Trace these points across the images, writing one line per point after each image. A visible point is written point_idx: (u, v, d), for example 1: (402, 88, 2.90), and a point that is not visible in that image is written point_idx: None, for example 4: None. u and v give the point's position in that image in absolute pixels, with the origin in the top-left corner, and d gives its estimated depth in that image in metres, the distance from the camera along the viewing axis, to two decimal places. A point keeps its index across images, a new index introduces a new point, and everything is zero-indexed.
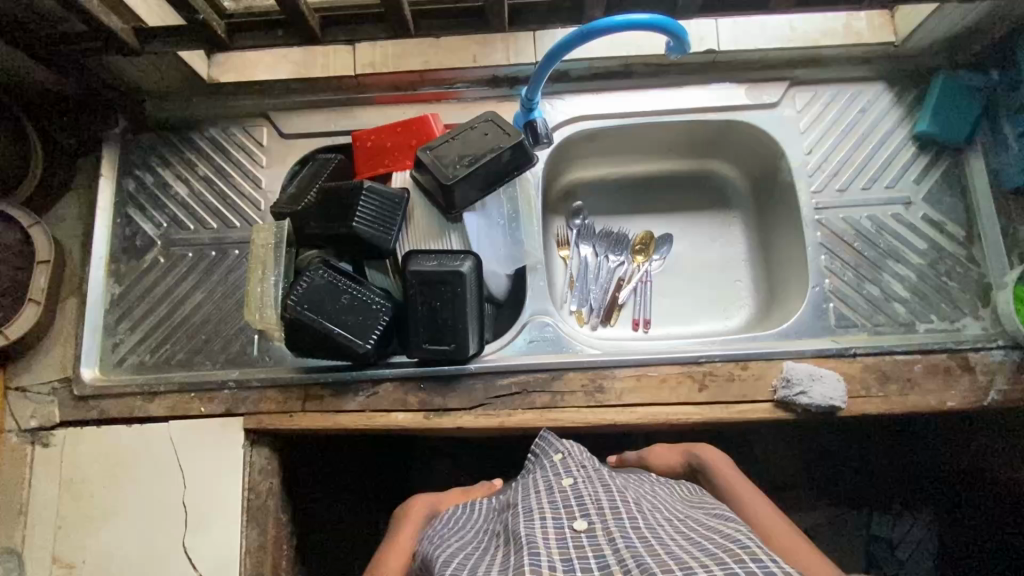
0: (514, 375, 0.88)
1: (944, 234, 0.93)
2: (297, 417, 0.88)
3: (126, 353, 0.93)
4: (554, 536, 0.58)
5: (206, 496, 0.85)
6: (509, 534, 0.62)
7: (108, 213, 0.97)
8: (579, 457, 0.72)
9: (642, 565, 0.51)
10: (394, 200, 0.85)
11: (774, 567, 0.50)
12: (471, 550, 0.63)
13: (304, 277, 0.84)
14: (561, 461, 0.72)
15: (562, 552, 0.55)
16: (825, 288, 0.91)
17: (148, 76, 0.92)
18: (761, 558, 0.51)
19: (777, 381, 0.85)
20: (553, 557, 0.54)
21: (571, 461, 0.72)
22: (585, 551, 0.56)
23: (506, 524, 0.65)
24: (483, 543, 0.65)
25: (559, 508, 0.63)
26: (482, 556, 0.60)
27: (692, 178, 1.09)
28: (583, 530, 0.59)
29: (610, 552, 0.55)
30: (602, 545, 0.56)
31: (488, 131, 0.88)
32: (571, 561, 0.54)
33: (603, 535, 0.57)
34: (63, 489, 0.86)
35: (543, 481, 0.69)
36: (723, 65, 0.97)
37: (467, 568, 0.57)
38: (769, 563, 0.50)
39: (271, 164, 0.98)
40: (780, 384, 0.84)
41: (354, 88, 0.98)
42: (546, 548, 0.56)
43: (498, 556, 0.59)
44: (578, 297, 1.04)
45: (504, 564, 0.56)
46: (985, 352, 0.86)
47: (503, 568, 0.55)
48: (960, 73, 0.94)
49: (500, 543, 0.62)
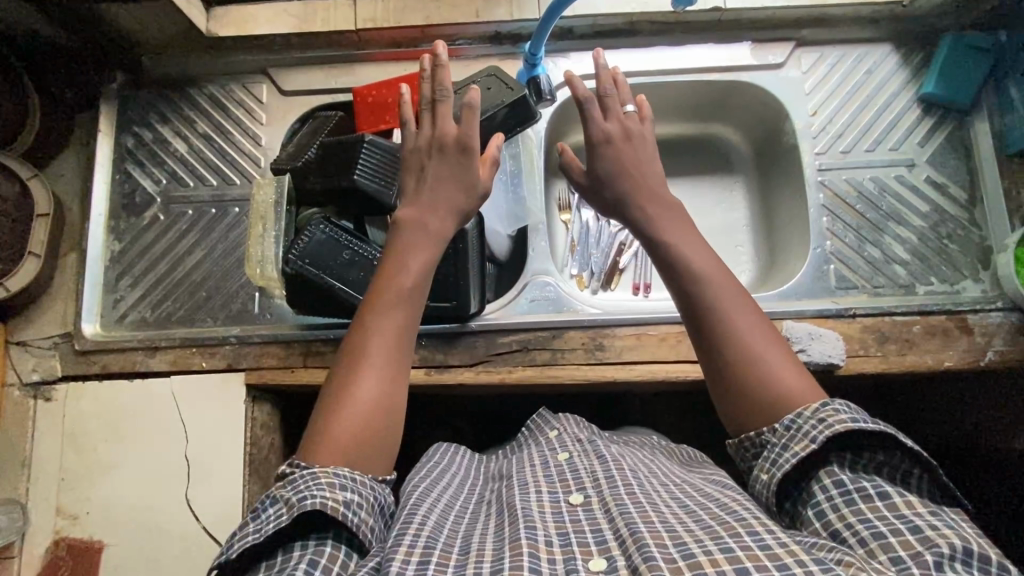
0: (516, 333, 0.88)
1: (946, 196, 0.92)
2: (298, 372, 0.88)
3: (126, 310, 0.93)
4: (550, 510, 0.59)
5: (208, 449, 0.85)
6: (501, 502, 0.62)
7: (106, 169, 0.96)
8: (572, 433, 0.74)
9: (635, 535, 0.51)
10: (396, 154, 0.85)
11: (770, 539, 0.49)
12: (462, 511, 0.63)
13: (305, 232, 0.83)
14: (557, 436, 0.74)
15: (558, 526, 0.56)
16: (826, 249, 0.92)
17: (145, 28, 0.90)
18: (758, 530, 0.50)
19: None
20: (549, 532, 0.55)
21: (566, 436, 0.73)
22: (582, 525, 0.56)
23: (498, 492, 0.66)
24: (474, 503, 0.66)
25: (554, 482, 0.63)
26: (474, 520, 0.61)
27: (695, 141, 1.08)
28: (579, 504, 0.59)
29: (607, 525, 0.54)
30: (598, 518, 0.56)
31: (490, 85, 0.87)
32: (568, 535, 0.54)
33: (598, 508, 0.57)
34: (67, 442, 0.87)
35: (539, 456, 0.70)
36: (728, 23, 0.95)
37: (460, 534, 0.58)
38: (767, 535, 0.49)
39: (270, 122, 0.98)
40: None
41: (354, 44, 0.97)
42: (541, 522, 0.56)
43: (489, 523, 0.59)
44: (579, 261, 1.05)
45: (498, 531, 0.57)
46: (984, 313, 0.86)
47: (496, 536, 0.56)
48: (968, 32, 0.92)
49: (492, 509, 0.62)
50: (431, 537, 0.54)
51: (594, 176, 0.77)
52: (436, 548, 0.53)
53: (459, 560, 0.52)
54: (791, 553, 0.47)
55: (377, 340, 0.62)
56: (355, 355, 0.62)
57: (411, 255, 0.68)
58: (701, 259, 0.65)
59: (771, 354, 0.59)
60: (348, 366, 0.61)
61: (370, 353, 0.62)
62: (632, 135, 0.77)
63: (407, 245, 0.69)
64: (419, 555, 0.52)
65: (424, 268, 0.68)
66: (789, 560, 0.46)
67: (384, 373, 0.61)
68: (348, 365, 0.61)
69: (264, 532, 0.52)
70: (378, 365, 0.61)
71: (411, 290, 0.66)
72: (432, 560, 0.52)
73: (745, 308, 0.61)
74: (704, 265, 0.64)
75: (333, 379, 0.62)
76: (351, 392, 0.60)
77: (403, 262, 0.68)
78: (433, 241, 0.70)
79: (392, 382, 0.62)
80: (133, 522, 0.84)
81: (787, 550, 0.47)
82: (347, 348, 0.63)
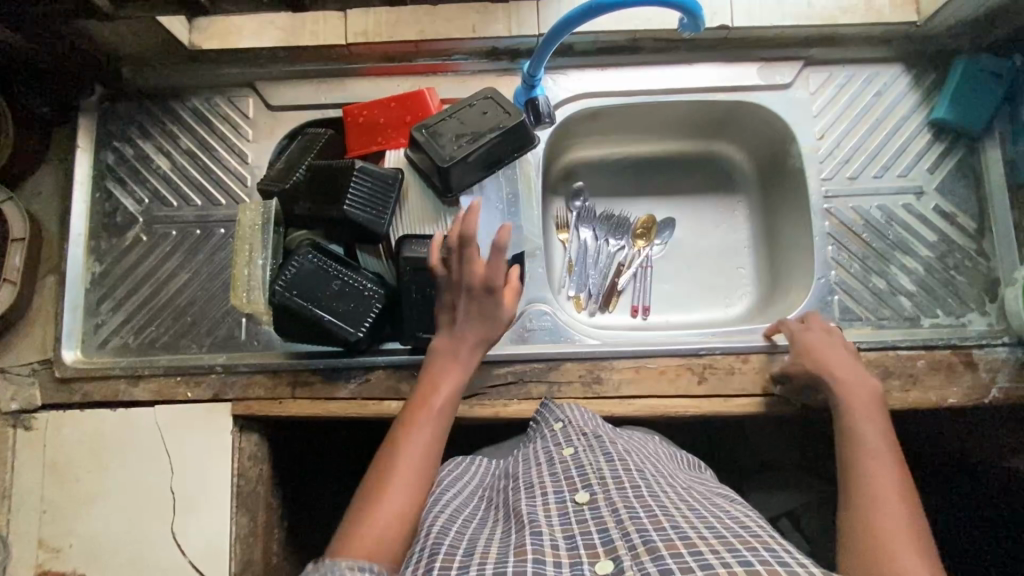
0: (510, 364, 0.86)
1: (955, 226, 0.90)
2: (286, 404, 0.85)
3: (108, 335, 0.90)
4: (556, 511, 0.57)
5: (193, 482, 0.83)
6: (508, 506, 0.61)
7: (86, 187, 0.93)
8: (579, 424, 0.70)
9: (648, 544, 0.49)
10: (388, 179, 0.81)
11: (787, 556, 0.46)
12: (471, 513, 0.63)
13: (293, 261, 0.80)
14: (561, 429, 0.70)
15: (565, 529, 0.54)
16: (831, 279, 0.89)
17: (124, 41, 0.86)
18: (774, 547, 0.47)
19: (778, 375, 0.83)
20: (555, 535, 0.53)
21: (573, 428, 0.69)
22: (589, 526, 0.54)
23: (504, 494, 0.64)
24: (482, 506, 0.64)
25: (561, 480, 0.61)
26: (481, 526, 0.59)
27: (698, 159, 1.05)
28: (585, 502, 0.57)
29: (613, 525, 0.53)
30: (605, 517, 0.54)
31: (487, 109, 0.83)
32: (574, 537, 0.53)
33: (605, 506, 0.56)
34: (48, 474, 0.84)
35: (544, 451, 0.67)
36: (735, 42, 0.91)
37: (469, 535, 0.57)
38: (783, 552, 0.47)
39: (257, 138, 0.94)
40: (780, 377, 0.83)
41: (344, 58, 0.92)
42: (548, 526, 0.54)
43: (495, 528, 0.58)
44: (576, 282, 1.01)
45: (504, 538, 0.55)
46: (990, 348, 0.84)
47: (502, 541, 0.54)
48: (982, 56, 0.89)
49: (499, 513, 0.61)
50: (438, 543, 0.55)
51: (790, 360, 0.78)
52: (445, 551, 0.53)
53: (463, 561, 0.51)
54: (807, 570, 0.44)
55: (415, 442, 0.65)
56: (392, 457, 0.64)
57: (450, 372, 0.73)
58: (879, 452, 0.62)
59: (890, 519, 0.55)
60: (385, 467, 0.63)
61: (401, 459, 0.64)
62: (812, 326, 0.80)
63: (440, 367, 0.74)
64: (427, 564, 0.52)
65: (457, 389, 0.72)
66: None
67: (418, 471, 0.63)
68: (384, 466, 0.64)
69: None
70: (413, 465, 0.63)
71: (444, 405, 0.70)
72: (439, 564, 0.51)
73: (892, 494, 0.57)
74: (879, 456, 0.62)
75: (368, 479, 0.63)
76: (386, 490, 0.61)
77: (438, 381, 0.72)
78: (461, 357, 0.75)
79: (426, 479, 0.63)
80: (117, 557, 0.82)
81: (804, 566, 0.45)
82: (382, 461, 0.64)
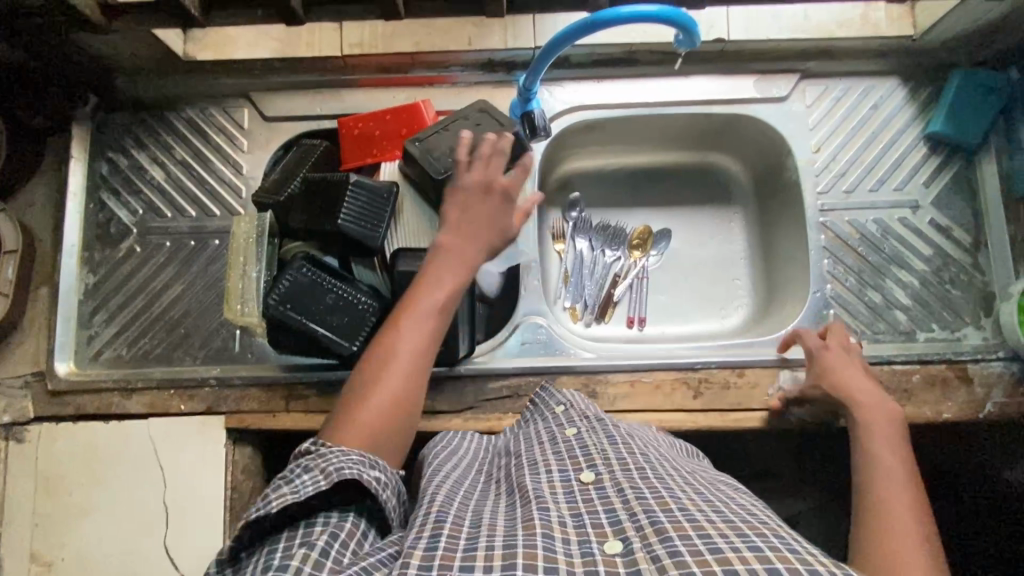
0: (505, 378, 0.86)
1: (951, 240, 0.90)
2: (280, 417, 0.85)
3: (102, 347, 0.90)
4: (562, 489, 0.56)
5: (186, 495, 0.82)
6: (511, 483, 0.60)
7: (80, 198, 0.92)
8: (580, 408, 0.71)
9: (656, 525, 0.47)
10: (383, 194, 0.81)
11: (796, 545, 0.45)
12: (471, 487, 0.61)
13: (287, 275, 0.79)
14: (563, 412, 0.71)
15: (572, 507, 0.53)
16: (826, 293, 0.89)
17: (118, 52, 0.85)
18: (784, 535, 0.46)
19: (771, 391, 0.84)
20: (563, 513, 0.52)
21: (573, 411, 0.71)
22: (595, 505, 0.53)
23: (507, 471, 0.64)
24: (481, 482, 0.63)
25: (565, 459, 0.61)
26: (483, 500, 0.58)
27: (694, 170, 1.05)
28: (591, 482, 0.56)
29: (620, 506, 0.51)
30: (612, 497, 0.53)
31: (480, 121, 0.84)
32: (582, 515, 0.51)
33: (611, 486, 0.55)
34: (40, 487, 0.83)
35: (547, 431, 0.68)
36: (732, 55, 0.91)
37: (472, 508, 0.55)
38: (794, 541, 0.45)
39: (253, 149, 0.93)
40: (773, 393, 0.84)
41: (340, 69, 0.92)
42: (554, 502, 0.53)
43: (499, 501, 0.57)
44: (572, 292, 1.01)
45: (509, 512, 0.54)
46: (985, 363, 0.84)
47: (507, 515, 0.53)
48: (978, 70, 0.89)
49: (503, 489, 0.60)
50: (441, 511, 0.52)
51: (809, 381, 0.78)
52: (450, 520, 0.51)
53: (470, 532, 0.49)
54: (820, 562, 0.42)
55: (411, 340, 0.65)
56: (388, 346, 0.65)
57: (444, 271, 0.69)
58: (895, 468, 0.62)
59: (901, 529, 0.55)
60: (380, 354, 0.64)
61: (390, 364, 0.63)
62: (831, 347, 0.79)
63: (445, 263, 0.70)
64: (431, 528, 0.49)
65: (455, 285, 0.69)
66: (821, 567, 0.41)
67: (412, 366, 0.64)
68: (380, 352, 0.65)
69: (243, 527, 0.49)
70: (408, 356, 0.64)
71: (446, 303, 0.68)
72: (444, 531, 0.49)
73: (905, 507, 0.58)
74: (894, 475, 0.62)
75: (365, 360, 0.65)
76: (379, 380, 0.62)
77: (440, 278, 0.69)
78: (466, 252, 0.71)
79: (419, 374, 0.65)
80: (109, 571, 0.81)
81: (818, 559, 0.43)
82: (371, 358, 0.65)
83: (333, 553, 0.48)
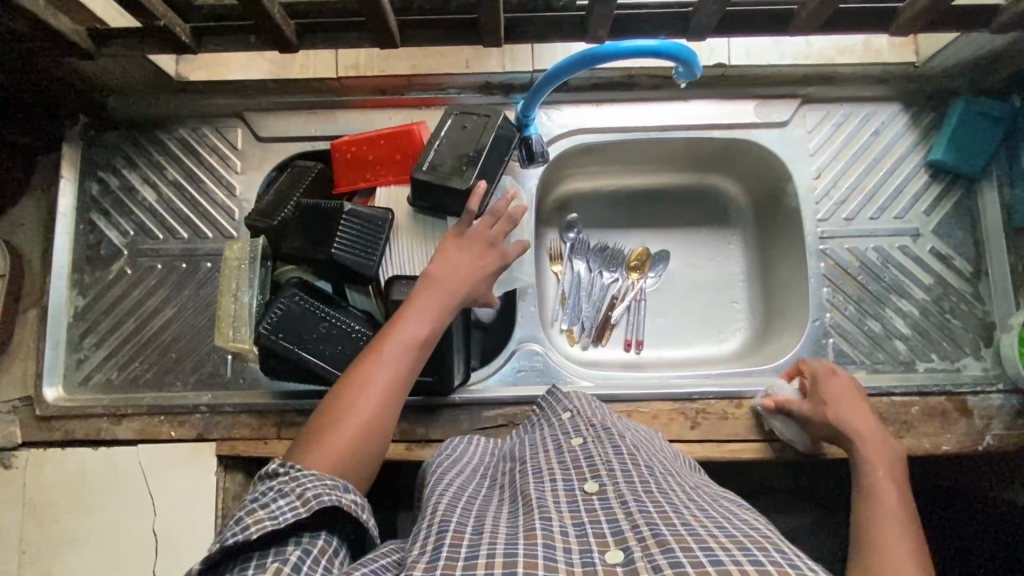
0: (501, 407, 0.84)
1: (951, 269, 0.89)
2: (272, 445, 0.84)
3: (91, 371, 0.88)
4: (564, 498, 0.53)
5: (175, 524, 0.81)
6: (515, 489, 0.57)
7: (69, 219, 0.91)
8: (587, 415, 0.67)
9: (658, 537, 0.45)
10: (376, 222, 0.79)
11: (799, 561, 0.42)
12: (473, 493, 0.58)
13: (278, 304, 0.78)
14: (570, 418, 0.67)
15: (574, 516, 0.50)
16: (825, 322, 0.88)
17: (109, 74, 0.84)
18: (786, 549, 0.43)
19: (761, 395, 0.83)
20: (564, 522, 0.49)
21: (579, 418, 0.67)
22: (598, 515, 0.50)
23: (510, 477, 0.60)
24: (484, 487, 0.60)
25: (570, 468, 0.57)
26: (485, 507, 0.55)
27: (693, 192, 1.04)
28: (594, 492, 0.53)
29: (623, 517, 0.49)
30: (615, 508, 0.50)
31: (466, 123, 0.82)
32: (583, 525, 0.49)
33: (615, 498, 0.52)
34: (26, 514, 0.81)
35: (552, 439, 0.64)
36: (732, 80, 0.90)
37: (473, 514, 0.53)
38: (799, 558, 0.42)
39: (246, 170, 0.92)
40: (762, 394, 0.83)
41: (335, 90, 0.91)
42: (556, 511, 0.50)
43: (501, 507, 0.54)
44: (569, 315, 1.00)
45: (511, 519, 0.51)
46: (984, 395, 0.84)
47: (509, 522, 0.50)
48: (981, 98, 0.88)
49: (505, 495, 0.57)
50: (444, 521, 0.50)
51: (811, 407, 0.76)
52: (452, 529, 0.49)
53: (472, 540, 0.47)
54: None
55: (392, 363, 0.63)
56: (366, 371, 0.63)
57: (431, 299, 0.68)
58: (884, 492, 0.64)
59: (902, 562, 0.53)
60: (356, 378, 0.62)
61: (367, 387, 0.61)
62: (837, 373, 0.79)
63: (433, 292, 0.69)
64: (434, 540, 0.47)
65: (441, 314, 0.68)
66: None
67: (388, 394, 0.62)
68: (357, 375, 0.62)
69: (213, 553, 0.47)
70: (383, 384, 0.62)
71: (430, 331, 0.67)
72: (446, 542, 0.47)
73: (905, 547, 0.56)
74: (890, 506, 0.62)
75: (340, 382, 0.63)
76: (353, 405, 0.60)
77: (427, 306, 0.68)
78: (452, 287, 0.70)
79: (394, 404, 0.62)
80: None
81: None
82: (347, 379, 0.63)
83: (306, 570, 0.46)
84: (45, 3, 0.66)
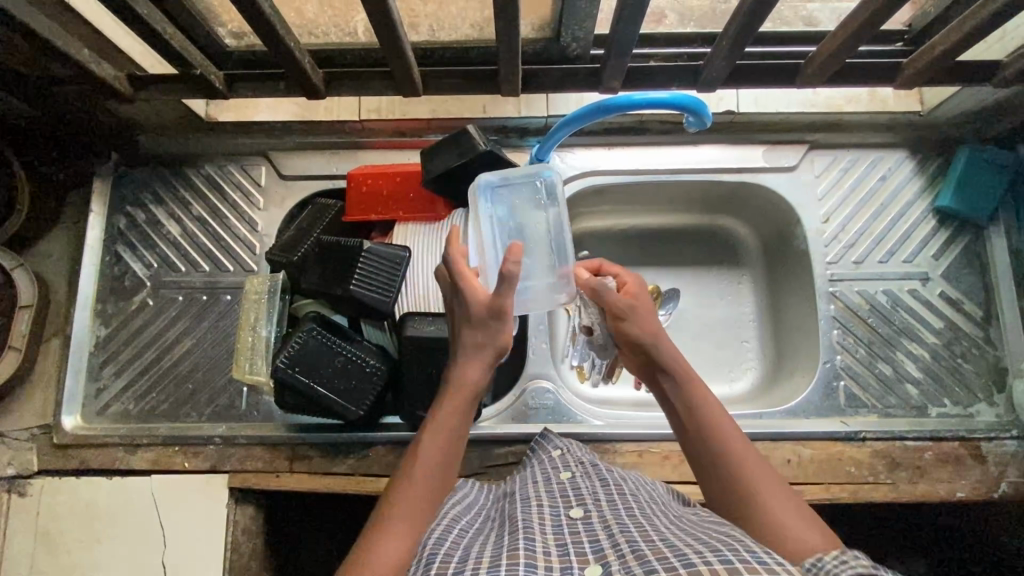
0: (511, 444, 0.85)
1: (961, 313, 0.90)
2: (285, 478, 0.85)
3: (109, 400, 0.90)
4: (550, 522, 0.53)
5: (185, 557, 0.81)
6: (503, 518, 0.57)
7: (96, 250, 0.94)
8: (577, 453, 0.67)
9: (636, 552, 0.46)
10: (395, 259, 0.81)
11: (767, 558, 0.44)
12: (466, 525, 0.58)
13: (296, 338, 0.80)
14: (559, 455, 0.68)
15: (557, 538, 0.50)
16: (836, 364, 0.89)
17: (143, 115, 0.88)
18: (757, 551, 0.45)
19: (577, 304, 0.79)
20: (547, 543, 0.49)
21: (570, 456, 0.67)
22: (581, 536, 0.50)
23: (502, 508, 0.60)
24: (478, 521, 0.60)
25: (556, 497, 0.58)
26: (474, 537, 0.54)
27: (703, 233, 1.05)
28: (579, 517, 0.54)
29: (606, 537, 0.50)
30: (598, 532, 0.51)
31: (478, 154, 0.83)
32: (565, 546, 0.49)
33: (598, 522, 0.52)
34: (39, 543, 0.82)
35: (541, 472, 0.64)
36: (740, 126, 0.93)
37: (460, 544, 0.53)
38: (770, 558, 0.43)
39: (268, 206, 0.95)
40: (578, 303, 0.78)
41: (355, 132, 0.94)
42: (541, 533, 0.51)
43: (489, 533, 0.54)
44: (578, 352, 0.99)
45: (497, 542, 0.51)
46: (997, 441, 0.83)
47: (495, 544, 0.51)
48: (986, 147, 0.90)
49: (495, 522, 0.57)
50: (433, 552, 0.51)
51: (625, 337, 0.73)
52: (439, 560, 0.49)
53: (458, 567, 0.48)
54: (788, 572, 0.42)
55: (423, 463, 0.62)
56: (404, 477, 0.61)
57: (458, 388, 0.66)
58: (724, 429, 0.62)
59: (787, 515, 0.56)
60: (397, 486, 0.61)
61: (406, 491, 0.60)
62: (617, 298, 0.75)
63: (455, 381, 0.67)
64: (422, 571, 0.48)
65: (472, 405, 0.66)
66: None
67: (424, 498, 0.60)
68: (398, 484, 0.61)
69: None
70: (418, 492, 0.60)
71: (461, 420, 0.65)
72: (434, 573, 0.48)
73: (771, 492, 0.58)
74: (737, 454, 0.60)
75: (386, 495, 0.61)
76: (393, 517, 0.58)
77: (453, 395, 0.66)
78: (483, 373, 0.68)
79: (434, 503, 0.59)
80: None
81: (785, 569, 0.42)
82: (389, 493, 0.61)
83: None
84: (88, 52, 0.71)
